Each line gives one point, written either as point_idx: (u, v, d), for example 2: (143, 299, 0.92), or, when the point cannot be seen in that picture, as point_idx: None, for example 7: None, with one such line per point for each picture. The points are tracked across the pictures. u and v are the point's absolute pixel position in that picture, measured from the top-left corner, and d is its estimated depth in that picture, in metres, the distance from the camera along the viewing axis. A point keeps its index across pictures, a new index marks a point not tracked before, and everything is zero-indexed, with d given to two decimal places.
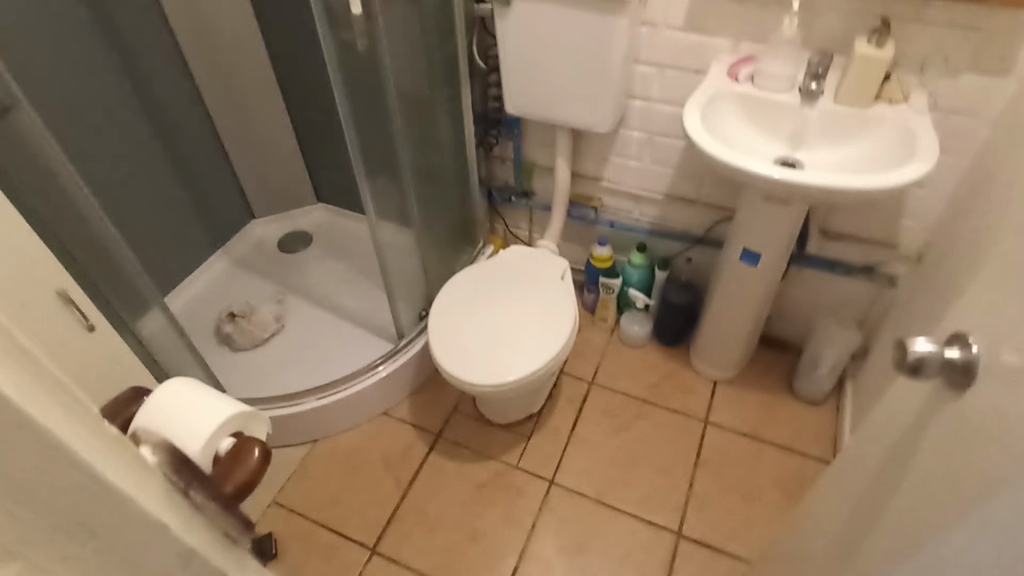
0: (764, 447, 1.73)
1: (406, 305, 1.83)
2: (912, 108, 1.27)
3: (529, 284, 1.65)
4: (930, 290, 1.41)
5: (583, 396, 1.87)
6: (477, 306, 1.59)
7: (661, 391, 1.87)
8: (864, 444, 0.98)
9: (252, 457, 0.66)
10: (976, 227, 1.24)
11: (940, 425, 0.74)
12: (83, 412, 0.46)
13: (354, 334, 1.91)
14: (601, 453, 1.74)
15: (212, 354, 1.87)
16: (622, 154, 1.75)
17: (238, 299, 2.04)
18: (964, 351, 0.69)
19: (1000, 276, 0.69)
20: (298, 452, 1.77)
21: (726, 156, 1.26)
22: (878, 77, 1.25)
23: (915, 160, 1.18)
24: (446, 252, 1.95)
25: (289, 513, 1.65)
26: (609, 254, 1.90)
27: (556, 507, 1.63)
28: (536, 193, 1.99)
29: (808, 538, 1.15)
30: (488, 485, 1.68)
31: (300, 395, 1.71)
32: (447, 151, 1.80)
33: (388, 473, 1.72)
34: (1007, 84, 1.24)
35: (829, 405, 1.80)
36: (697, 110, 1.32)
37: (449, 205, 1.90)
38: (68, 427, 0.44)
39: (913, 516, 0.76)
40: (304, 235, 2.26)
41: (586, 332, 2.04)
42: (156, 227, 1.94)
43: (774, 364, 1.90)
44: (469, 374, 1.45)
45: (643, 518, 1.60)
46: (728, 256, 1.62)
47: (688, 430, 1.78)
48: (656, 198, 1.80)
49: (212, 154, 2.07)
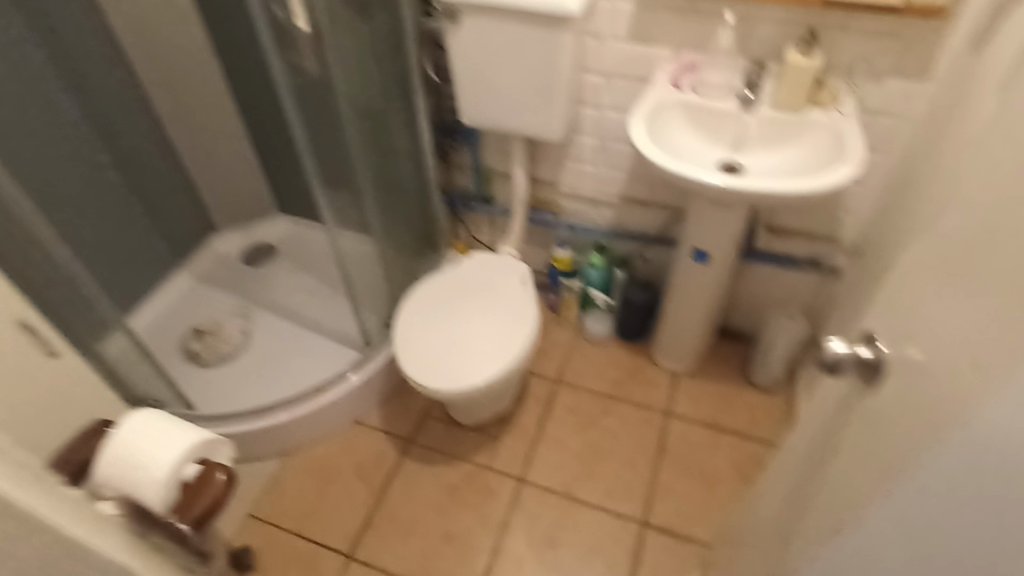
0: (723, 435, 1.81)
1: (372, 314, 1.86)
2: (841, 112, 1.35)
3: (491, 291, 1.70)
4: (867, 281, 1.50)
5: (549, 394, 1.93)
6: (441, 315, 1.64)
7: (624, 386, 1.94)
8: (801, 433, 1.06)
9: (217, 481, 0.74)
10: (903, 222, 1.33)
11: (857, 415, 0.81)
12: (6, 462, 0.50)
13: (322, 345, 1.93)
14: (568, 448, 1.80)
15: (178, 372, 1.87)
16: (576, 159, 1.81)
17: (203, 315, 2.04)
18: (874, 350, 0.78)
19: (904, 279, 0.77)
20: (271, 464, 1.80)
21: (669, 165, 1.33)
22: (809, 84, 1.33)
23: (843, 163, 1.26)
24: (410, 260, 1.98)
25: (265, 525, 1.67)
26: (569, 256, 1.96)
27: (526, 503, 1.68)
28: (496, 198, 2.03)
29: (758, 520, 1.23)
30: (460, 486, 1.72)
31: (270, 408, 1.73)
32: (406, 162, 1.83)
33: (362, 481, 1.75)
34: (927, 88, 1.33)
35: (783, 392, 1.89)
36: (642, 120, 1.39)
37: (411, 214, 1.93)
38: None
39: (838, 499, 0.84)
40: (268, 247, 2.27)
41: (550, 332, 2.09)
42: (115, 246, 1.93)
43: (731, 355, 1.99)
44: (436, 381, 1.49)
45: (610, 509, 1.67)
46: (681, 255, 1.69)
47: (651, 422, 1.85)
48: (612, 200, 1.86)
49: (172, 174, 2.08)
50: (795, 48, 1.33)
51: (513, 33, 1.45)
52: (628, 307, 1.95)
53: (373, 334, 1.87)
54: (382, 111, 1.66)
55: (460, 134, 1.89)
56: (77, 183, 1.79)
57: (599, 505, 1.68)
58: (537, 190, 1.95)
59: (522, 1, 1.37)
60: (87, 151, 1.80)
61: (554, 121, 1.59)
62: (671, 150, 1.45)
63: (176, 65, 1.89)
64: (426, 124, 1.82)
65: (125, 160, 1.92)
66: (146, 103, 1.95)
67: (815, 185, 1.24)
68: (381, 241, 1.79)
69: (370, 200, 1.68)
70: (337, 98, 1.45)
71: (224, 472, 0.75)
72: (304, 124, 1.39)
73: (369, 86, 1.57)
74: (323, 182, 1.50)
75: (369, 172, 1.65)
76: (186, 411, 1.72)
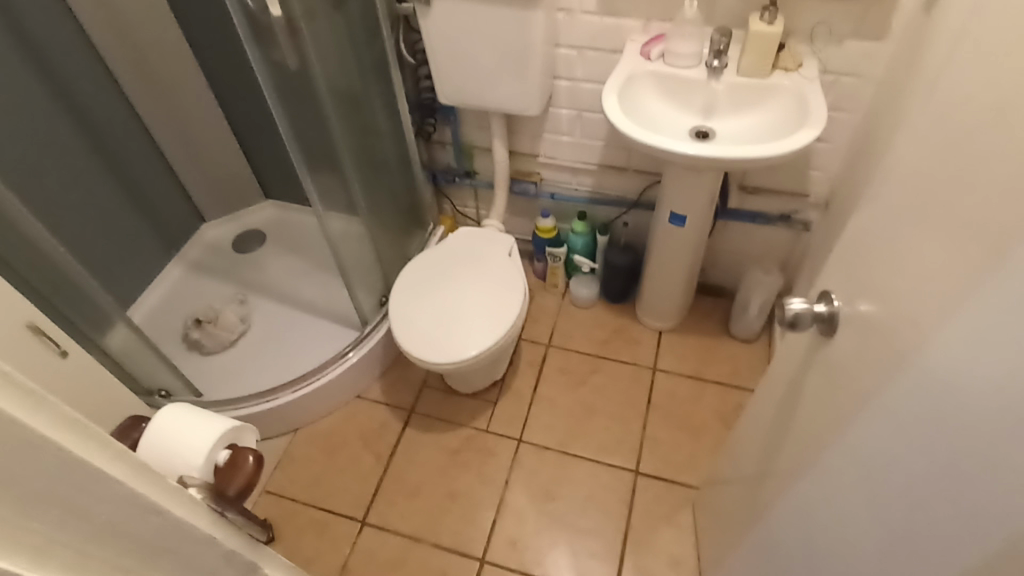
0: (707, 385, 1.92)
1: (366, 293, 1.92)
2: (803, 76, 1.41)
3: (480, 263, 1.76)
4: (835, 233, 1.58)
5: (541, 358, 2.02)
6: (434, 289, 1.70)
7: (612, 346, 2.04)
8: (772, 383, 1.15)
9: (247, 463, 0.77)
10: (866, 177, 1.41)
11: (818, 364, 0.90)
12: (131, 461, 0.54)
13: (320, 326, 2.00)
14: (562, 408, 1.90)
15: (182, 361, 1.93)
16: (554, 131, 1.86)
17: (199, 304, 2.09)
18: (829, 306, 0.86)
19: (856, 241, 0.85)
20: (280, 442, 1.88)
21: (643, 136, 1.38)
22: (771, 50, 1.39)
23: (807, 126, 1.32)
24: (399, 238, 2.03)
25: (279, 499, 1.76)
26: (553, 225, 2.03)
27: (526, 461, 1.79)
28: (478, 172, 2.08)
29: (740, 462, 1.34)
30: (462, 450, 1.82)
31: (276, 390, 1.81)
32: (388, 143, 1.86)
33: (368, 451, 1.85)
34: (884, 47, 1.39)
35: (761, 342, 2.00)
36: (615, 93, 1.44)
37: (396, 194, 1.97)
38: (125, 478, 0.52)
39: (804, 440, 0.93)
40: (256, 233, 2.30)
41: (539, 298, 2.17)
42: (108, 241, 1.96)
43: (711, 310, 2.08)
44: (434, 355, 1.57)
45: (604, 461, 1.78)
46: (659, 218, 1.75)
47: (639, 378, 1.95)
48: (591, 168, 1.92)
49: (156, 167, 2.09)
50: (757, 17, 1.38)
51: (486, 12, 1.48)
52: (611, 270, 2.02)
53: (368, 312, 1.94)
54: (362, 95, 1.69)
55: (439, 112, 1.92)
56: (65, 182, 1.80)
57: (594, 457, 1.79)
58: (518, 162, 1.99)
59: None
60: (71, 149, 1.81)
61: (530, 97, 1.64)
62: (644, 122, 1.50)
63: (151, 57, 1.89)
64: (405, 104, 1.85)
65: (108, 156, 1.92)
66: (124, 97, 1.95)
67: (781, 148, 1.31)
68: (370, 222, 1.84)
69: (356, 183, 1.72)
70: (317, 87, 1.48)
71: (253, 454, 0.78)
72: (288, 115, 1.42)
73: (347, 72, 1.60)
74: (310, 170, 1.54)
75: (354, 156, 1.69)
76: (194, 398, 1.79)
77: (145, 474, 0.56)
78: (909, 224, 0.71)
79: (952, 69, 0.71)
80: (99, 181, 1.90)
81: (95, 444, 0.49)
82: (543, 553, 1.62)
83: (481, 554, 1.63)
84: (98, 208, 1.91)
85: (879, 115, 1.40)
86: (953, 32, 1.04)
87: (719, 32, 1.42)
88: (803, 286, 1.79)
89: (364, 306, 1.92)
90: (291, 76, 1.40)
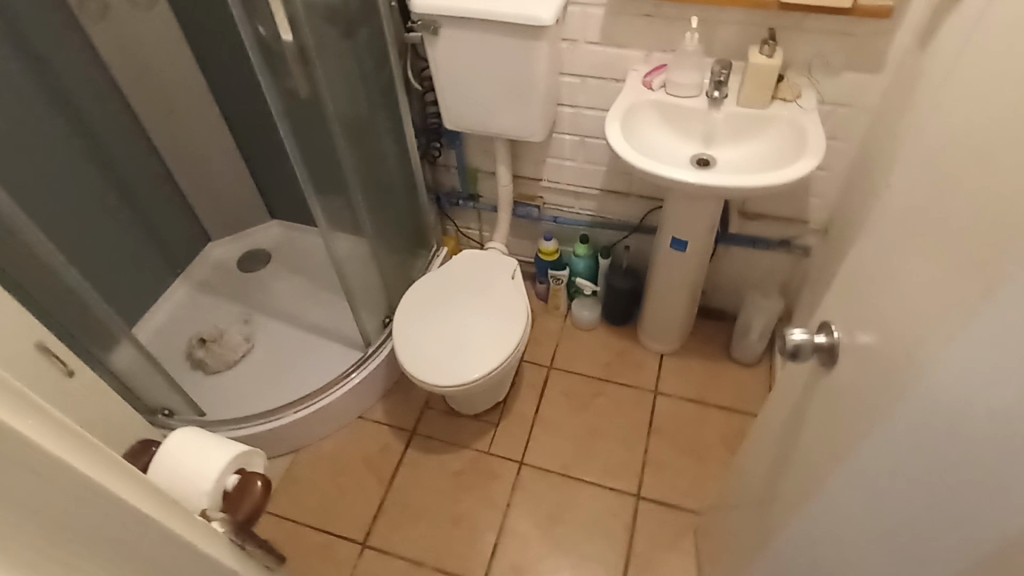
0: (709, 409, 1.93)
1: (371, 313, 1.94)
2: (802, 106, 1.44)
3: (483, 287, 1.78)
4: (835, 260, 1.60)
5: (543, 380, 2.03)
6: (437, 313, 1.73)
7: (613, 368, 2.05)
8: (774, 410, 1.16)
9: (256, 488, 0.79)
10: (864, 205, 1.43)
11: (820, 394, 0.91)
12: (148, 487, 0.58)
13: (323, 346, 2.01)
14: (563, 430, 1.91)
15: (186, 380, 1.95)
16: (557, 156, 1.89)
17: (204, 323, 2.10)
18: (829, 337, 0.87)
19: (855, 273, 0.86)
20: (282, 462, 1.89)
21: (646, 165, 1.41)
22: (771, 82, 1.42)
23: (805, 157, 1.35)
24: (403, 260, 2.06)
25: (280, 520, 1.77)
26: (555, 248, 2.05)
27: (527, 484, 1.79)
28: (481, 195, 2.11)
29: (741, 489, 1.35)
30: (464, 472, 1.83)
31: (279, 410, 1.82)
32: (394, 167, 1.90)
33: (370, 472, 1.85)
34: (880, 80, 1.42)
35: (762, 366, 2.01)
36: (618, 122, 1.47)
37: (402, 215, 2.00)
38: (143, 501, 0.57)
39: (807, 469, 0.94)
40: (262, 252, 2.33)
41: (541, 320, 2.19)
42: (116, 261, 1.98)
43: (712, 333, 2.10)
44: (439, 378, 1.58)
45: (606, 485, 1.78)
46: (661, 242, 1.78)
47: (640, 401, 1.96)
48: (594, 193, 1.94)
49: (164, 188, 2.12)
50: (757, 50, 1.41)
51: (491, 43, 1.51)
52: (613, 293, 2.04)
53: (372, 333, 1.95)
54: (369, 120, 1.72)
55: (444, 136, 1.95)
56: (73, 202, 1.83)
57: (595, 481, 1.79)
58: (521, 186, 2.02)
59: (498, 13, 1.44)
60: (80, 170, 1.84)
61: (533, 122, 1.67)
62: (645, 150, 1.53)
63: (162, 81, 1.94)
64: (411, 129, 1.88)
65: (117, 177, 1.96)
66: (135, 120, 1.99)
67: (781, 178, 1.33)
68: (376, 245, 1.86)
69: (363, 207, 1.75)
70: (326, 112, 1.51)
71: (262, 479, 0.80)
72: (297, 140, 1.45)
73: (355, 98, 1.63)
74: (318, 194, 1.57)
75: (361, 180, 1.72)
76: (198, 417, 1.80)
77: (160, 499, 0.60)
78: (903, 260, 0.73)
79: (945, 111, 0.73)
80: (107, 201, 1.93)
81: (118, 472, 0.54)
82: None
83: None
84: (105, 228, 1.94)
85: (875, 144, 1.43)
86: (948, 69, 1.07)
87: (719, 64, 1.45)
88: (804, 311, 1.80)
89: (367, 326, 1.93)
90: (301, 103, 1.43)
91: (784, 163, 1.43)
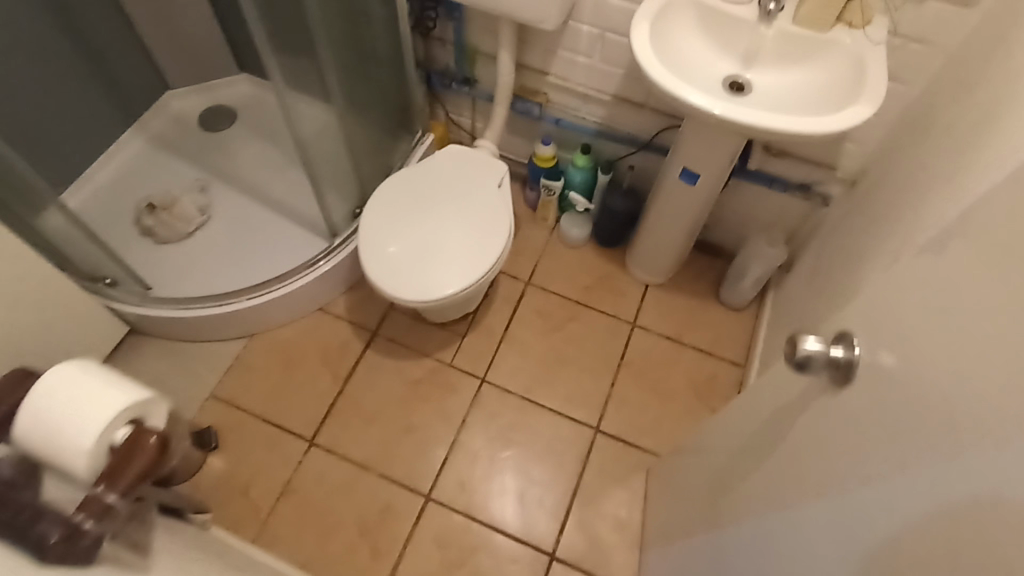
0: (685, 350, 1.84)
1: (339, 200, 1.75)
2: (869, 36, 1.20)
3: (465, 193, 1.59)
4: (856, 220, 1.44)
5: (519, 295, 1.92)
6: (411, 215, 1.55)
7: (594, 294, 1.93)
8: (755, 394, 1.06)
9: (149, 445, 0.86)
10: (908, 168, 1.24)
11: (814, 407, 0.80)
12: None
13: (286, 229, 1.84)
14: (531, 352, 1.82)
15: (133, 247, 1.79)
16: (570, 49, 1.62)
17: (157, 186, 1.90)
18: (847, 352, 0.73)
19: (892, 282, 0.72)
20: (233, 347, 1.79)
21: (670, 83, 1.18)
22: (841, 0, 1.16)
23: (857, 102, 1.13)
24: (381, 145, 1.84)
25: (228, 406, 1.70)
26: (553, 155, 1.84)
27: (486, 403, 1.73)
28: (478, 81, 1.85)
29: (701, 452, 1.28)
30: (423, 382, 1.75)
31: (231, 294, 1.68)
32: (377, 34, 1.62)
33: (325, 369, 1.77)
34: (968, 16, 1.17)
35: (749, 312, 1.90)
36: (648, 22, 1.22)
37: (382, 90, 1.75)
38: None
39: (780, 480, 0.85)
40: (227, 111, 2.07)
41: (526, 230, 2.03)
42: (53, 102, 1.73)
43: (704, 270, 1.96)
44: (407, 292, 1.45)
45: (566, 414, 1.73)
46: (669, 170, 1.58)
47: (616, 332, 1.87)
48: (605, 99, 1.70)
49: (113, 19, 1.81)
50: None
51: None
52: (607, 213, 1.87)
53: (338, 221, 1.78)
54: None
55: (441, 4, 1.65)
56: None
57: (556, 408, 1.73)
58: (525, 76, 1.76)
59: None
60: None
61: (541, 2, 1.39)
62: (674, 61, 1.28)
63: None
64: None
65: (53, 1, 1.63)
66: None
67: (824, 123, 1.12)
68: (349, 125, 1.64)
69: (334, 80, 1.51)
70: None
71: (155, 436, 0.87)
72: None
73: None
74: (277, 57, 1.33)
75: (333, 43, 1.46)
76: (143, 291, 1.67)
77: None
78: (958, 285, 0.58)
79: None
80: (40, 29, 1.63)
81: None
82: (490, 500, 1.60)
83: (427, 491, 1.60)
84: (38, 62, 1.65)
85: (941, 96, 1.21)
86: None
87: None
88: (807, 266, 1.66)
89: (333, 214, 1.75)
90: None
91: (831, 104, 1.21)
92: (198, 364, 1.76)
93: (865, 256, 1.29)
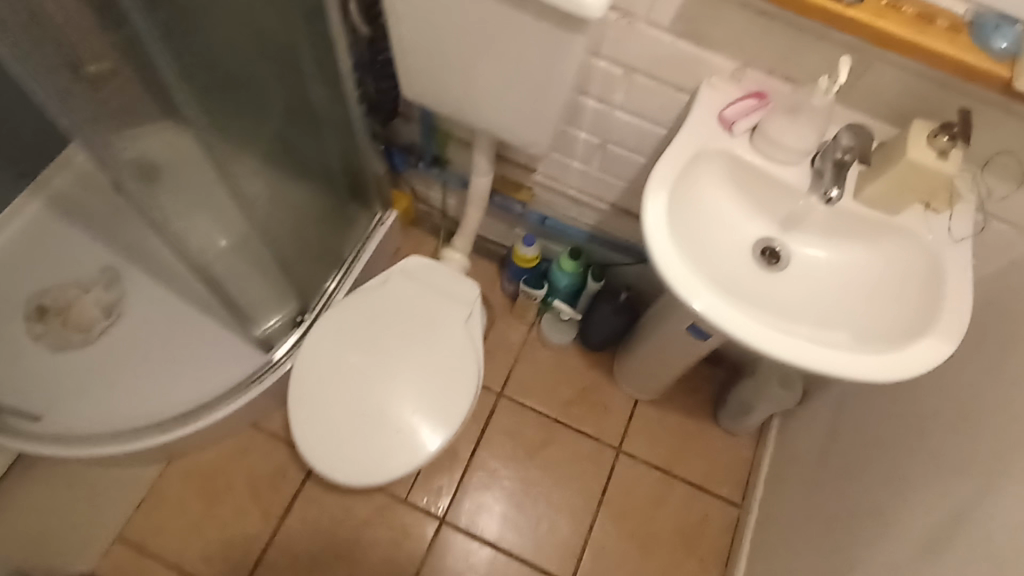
0: (674, 484, 1.62)
1: (260, 303, 1.45)
2: (952, 225, 0.92)
3: (424, 325, 1.30)
4: (894, 401, 1.20)
5: (489, 409, 1.67)
6: (353, 353, 1.26)
7: (575, 410, 1.68)
8: None
9: None
10: (976, 383, 1.00)
11: None
12: None
13: (210, 335, 1.51)
14: (500, 485, 1.59)
15: (20, 355, 1.47)
16: (563, 152, 1.31)
17: (54, 270, 1.57)
18: None
19: None
20: (145, 478, 1.50)
21: (694, 287, 0.87)
22: (929, 191, 0.86)
23: (930, 331, 0.85)
24: (319, 237, 1.57)
25: (138, 552, 1.44)
26: (537, 256, 1.55)
27: (444, 551, 1.50)
28: (451, 162, 1.53)
29: None
30: (372, 523, 1.51)
31: (135, 431, 1.39)
32: (306, 124, 1.35)
33: (257, 505, 1.51)
34: None
35: (749, 438, 1.68)
36: (665, 190, 0.92)
37: (307, 165, 1.45)
38: None
39: None
40: None
41: (501, 326, 1.76)
42: None
43: (702, 383, 1.72)
44: (346, 471, 1.18)
45: (537, 565, 1.51)
46: (674, 311, 1.31)
47: (598, 460, 1.63)
48: (602, 206, 1.40)
49: None
50: (927, 133, 0.82)
51: (494, 11, 0.87)
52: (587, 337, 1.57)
53: (266, 330, 1.47)
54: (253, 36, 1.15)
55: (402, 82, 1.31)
56: None
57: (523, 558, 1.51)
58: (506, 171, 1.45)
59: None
60: None
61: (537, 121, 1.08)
62: (693, 227, 0.99)
63: None
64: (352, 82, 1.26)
65: None
66: None
67: (892, 367, 0.83)
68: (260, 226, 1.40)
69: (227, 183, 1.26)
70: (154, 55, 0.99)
71: None
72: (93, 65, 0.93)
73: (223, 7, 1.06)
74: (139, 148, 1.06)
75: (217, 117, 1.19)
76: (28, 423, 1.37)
77: None
78: None
79: None
80: None
81: None
82: None
83: None
84: None
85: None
86: None
87: (852, 134, 0.88)
88: (824, 417, 1.43)
89: (255, 320, 1.45)
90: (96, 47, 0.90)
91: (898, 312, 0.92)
92: (101, 503, 1.45)
93: (910, 475, 1.06)
